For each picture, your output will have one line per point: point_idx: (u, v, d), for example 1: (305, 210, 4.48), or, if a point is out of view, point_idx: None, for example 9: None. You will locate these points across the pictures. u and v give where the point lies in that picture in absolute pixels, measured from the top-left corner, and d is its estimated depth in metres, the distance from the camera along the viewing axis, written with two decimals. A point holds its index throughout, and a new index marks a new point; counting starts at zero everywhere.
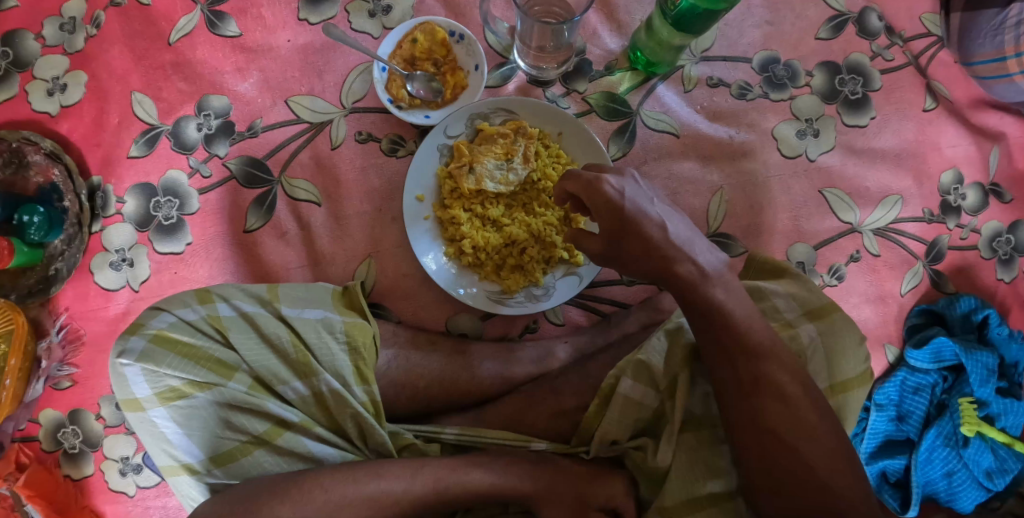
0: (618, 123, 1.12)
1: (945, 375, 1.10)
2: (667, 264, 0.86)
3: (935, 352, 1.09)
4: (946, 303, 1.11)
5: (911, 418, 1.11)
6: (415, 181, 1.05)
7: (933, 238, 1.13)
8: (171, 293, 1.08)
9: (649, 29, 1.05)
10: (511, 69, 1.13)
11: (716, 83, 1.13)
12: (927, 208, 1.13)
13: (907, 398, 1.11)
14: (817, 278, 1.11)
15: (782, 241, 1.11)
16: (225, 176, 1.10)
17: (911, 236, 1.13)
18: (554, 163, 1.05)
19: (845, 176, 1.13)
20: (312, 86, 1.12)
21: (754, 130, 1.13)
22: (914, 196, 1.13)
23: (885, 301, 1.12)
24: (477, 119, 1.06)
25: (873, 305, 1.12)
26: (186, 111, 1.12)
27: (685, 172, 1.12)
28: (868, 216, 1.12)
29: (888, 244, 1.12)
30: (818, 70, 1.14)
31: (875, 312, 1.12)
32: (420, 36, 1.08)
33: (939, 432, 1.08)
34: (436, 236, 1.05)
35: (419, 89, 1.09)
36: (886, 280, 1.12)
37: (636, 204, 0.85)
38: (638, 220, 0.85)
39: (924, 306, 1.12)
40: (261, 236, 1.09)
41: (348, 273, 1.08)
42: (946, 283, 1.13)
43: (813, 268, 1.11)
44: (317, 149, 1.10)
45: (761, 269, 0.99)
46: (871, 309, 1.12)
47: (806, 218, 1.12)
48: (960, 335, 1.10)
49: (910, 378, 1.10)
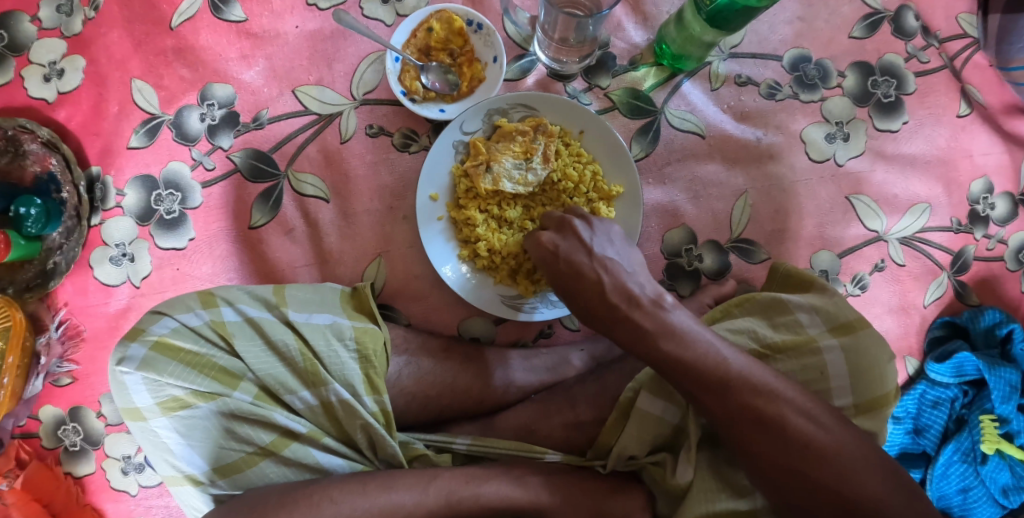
0: (641, 121, 1.07)
1: (965, 389, 1.09)
2: (612, 321, 0.84)
3: (957, 366, 1.07)
4: (970, 316, 1.09)
5: (928, 432, 1.10)
6: (429, 180, 1.00)
7: (959, 248, 1.10)
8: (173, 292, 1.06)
9: (679, 22, 1.00)
10: (531, 62, 1.08)
11: (744, 82, 1.08)
12: (955, 217, 1.10)
13: (926, 411, 1.10)
14: (839, 287, 1.08)
15: (807, 248, 1.08)
16: (229, 169, 1.06)
17: (938, 246, 1.10)
18: (574, 162, 1.01)
19: (873, 183, 1.09)
20: (322, 75, 1.06)
21: (781, 132, 1.08)
22: (943, 204, 1.10)
23: (907, 311, 1.10)
24: (495, 114, 1.01)
25: (894, 316, 1.10)
26: (188, 100, 1.06)
27: (709, 175, 1.07)
28: (895, 224, 1.09)
29: (914, 253, 1.09)
30: (851, 70, 1.09)
31: (896, 322, 1.10)
32: (436, 25, 1.03)
33: (957, 448, 1.07)
34: (450, 237, 1.01)
35: (434, 81, 1.04)
36: (910, 290, 1.09)
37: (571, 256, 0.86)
38: (575, 270, 0.86)
39: (947, 317, 1.10)
40: (267, 233, 1.05)
41: (358, 273, 1.05)
42: (970, 295, 1.11)
43: (836, 277, 1.08)
44: (326, 143, 1.05)
45: (785, 281, 0.97)
46: (893, 319, 1.10)
47: (832, 225, 1.08)
48: (983, 350, 1.09)
49: (930, 392, 1.09)
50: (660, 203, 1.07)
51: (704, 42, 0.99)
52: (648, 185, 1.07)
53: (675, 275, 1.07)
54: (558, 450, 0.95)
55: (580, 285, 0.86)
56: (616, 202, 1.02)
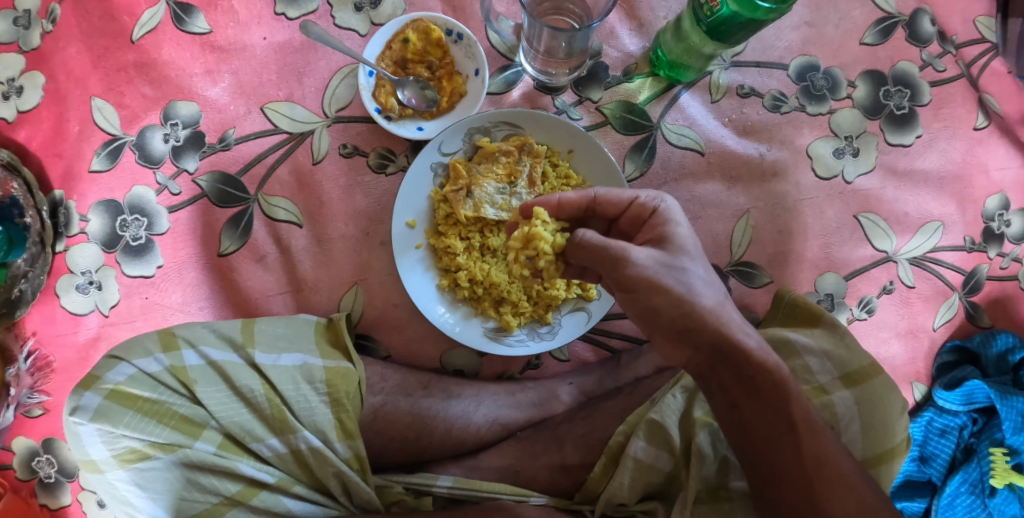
0: (636, 137, 0.99)
1: (975, 417, 1.04)
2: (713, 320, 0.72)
3: (967, 394, 1.02)
4: (981, 341, 1.04)
5: (935, 461, 1.05)
6: (405, 206, 0.93)
7: (971, 268, 1.05)
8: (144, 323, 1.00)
9: (677, 29, 0.92)
10: (516, 74, 1.00)
11: (747, 93, 1.01)
12: (969, 236, 1.04)
13: (932, 440, 1.05)
14: (846, 312, 1.03)
15: (811, 271, 1.03)
16: (196, 194, 0.99)
17: (950, 266, 1.04)
18: (563, 187, 0.94)
19: (884, 200, 1.03)
20: (291, 90, 1.00)
21: (786, 147, 1.02)
22: (957, 222, 1.04)
23: (916, 335, 1.04)
24: (477, 133, 0.94)
25: (902, 340, 1.04)
26: (151, 120, 1.00)
27: (708, 194, 1.01)
28: (905, 243, 1.04)
29: (925, 274, 1.04)
30: (862, 80, 1.02)
31: (903, 347, 1.04)
32: (412, 36, 0.97)
33: (965, 479, 1.03)
34: (429, 266, 0.94)
35: (411, 97, 0.97)
36: (919, 313, 1.04)
37: (671, 216, 0.75)
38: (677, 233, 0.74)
39: (957, 341, 1.05)
40: (237, 260, 1.00)
41: (334, 303, 0.99)
42: (982, 317, 1.06)
43: (842, 301, 1.03)
44: (298, 163, 0.99)
45: (793, 313, 0.92)
46: (900, 344, 1.04)
47: (838, 245, 1.03)
48: (994, 376, 1.05)
49: (937, 420, 1.04)
50: None
51: (703, 53, 0.92)
52: None
53: None
54: (544, 494, 0.91)
55: (671, 255, 0.72)
56: None
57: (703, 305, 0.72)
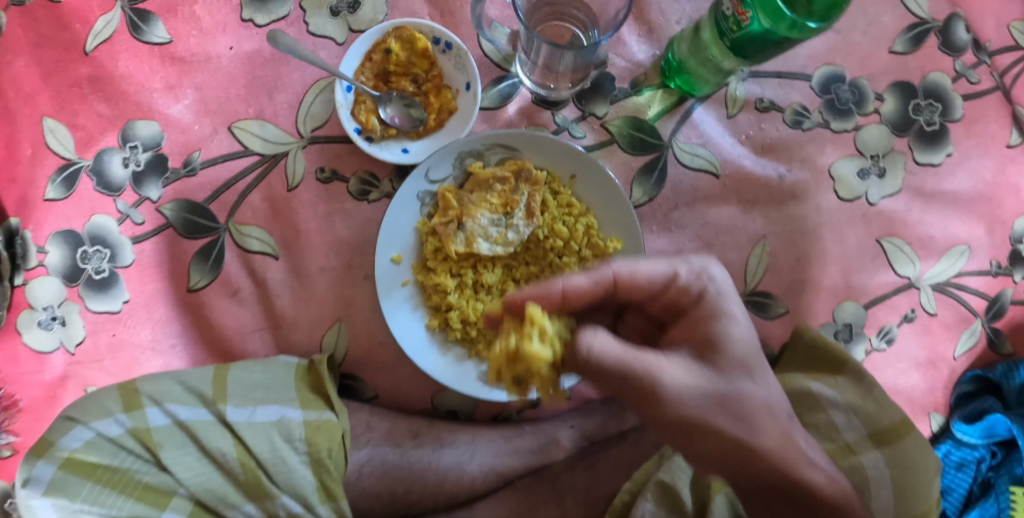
0: (644, 159, 0.90)
1: (994, 450, 1.01)
2: (781, 458, 0.70)
3: (987, 428, 0.99)
4: (1004, 372, 1.00)
5: (952, 494, 1.03)
6: (390, 240, 0.84)
7: (996, 293, 0.99)
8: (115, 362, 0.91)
9: (695, 36, 0.83)
10: (512, 86, 0.91)
11: (766, 106, 0.93)
12: (995, 259, 0.99)
13: (950, 473, 1.02)
14: (864, 342, 0.97)
15: (829, 299, 0.96)
16: (160, 223, 0.90)
17: (974, 291, 0.99)
18: (564, 216, 0.86)
19: (908, 223, 0.97)
20: (261, 107, 0.90)
21: (807, 167, 0.94)
22: (983, 246, 0.98)
23: (935, 365, 1.00)
24: (468, 157, 0.85)
25: (920, 371, 1.00)
26: (109, 143, 0.90)
27: (723, 220, 0.92)
28: (930, 269, 0.97)
29: (947, 300, 0.98)
30: (890, 93, 0.95)
31: (922, 377, 1.00)
32: (394, 46, 0.87)
33: (982, 514, 1.00)
34: (417, 304, 0.86)
35: (394, 116, 0.87)
36: (939, 342, 0.99)
37: (719, 305, 0.74)
38: (722, 325, 0.73)
39: (978, 372, 1.00)
40: (209, 296, 0.91)
41: (315, 341, 0.91)
42: (1004, 344, 1.01)
43: (860, 331, 0.97)
44: (271, 188, 0.90)
45: (811, 356, 0.91)
46: (919, 375, 1.00)
47: (858, 271, 0.96)
48: (1017, 409, 1.00)
49: (955, 453, 1.01)
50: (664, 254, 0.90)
51: (721, 67, 0.82)
52: (650, 233, 0.90)
53: None
54: None
55: (715, 363, 0.71)
56: None
57: (761, 442, 0.70)
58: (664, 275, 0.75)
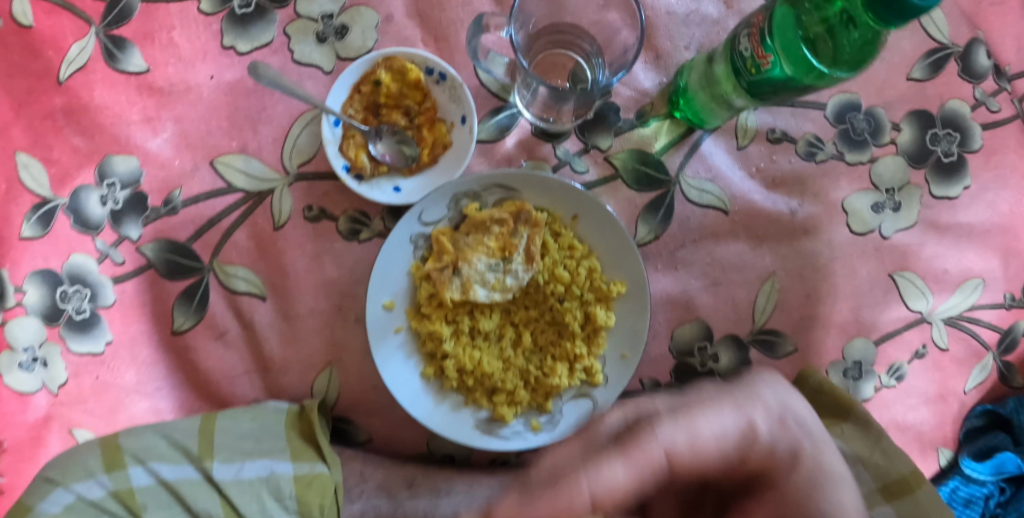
0: (650, 195, 0.86)
1: (1002, 486, 0.98)
2: None
3: (997, 465, 0.96)
4: (1015, 406, 0.97)
5: None
6: (381, 286, 0.80)
7: (1009, 325, 0.96)
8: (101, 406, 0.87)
9: (707, 70, 0.79)
10: (510, 117, 0.85)
11: (778, 137, 0.89)
12: (1009, 292, 0.95)
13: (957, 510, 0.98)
14: (874, 380, 0.93)
15: (838, 336, 0.92)
16: (141, 264, 0.86)
17: (986, 325, 0.95)
18: (565, 259, 0.82)
19: (921, 257, 0.93)
20: (245, 140, 0.85)
21: (820, 201, 0.90)
22: (998, 279, 0.95)
23: (945, 399, 0.96)
24: (464, 198, 0.80)
25: (930, 406, 0.95)
26: (85, 179, 0.86)
27: (731, 257, 0.88)
28: (942, 303, 0.94)
29: (960, 335, 0.95)
30: (907, 122, 0.91)
31: (931, 412, 0.96)
32: (384, 77, 0.81)
33: None
34: (412, 351, 0.82)
35: (385, 153, 0.81)
36: (950, 377, 0.95)
37: (812, 466, 0.64)
38: (822, 496, 0.62)
39: (988, 406, 0.97)
40: (195, 338, 0.87)
41: (306, 385, 0.87)
42: (1015, 376, 0.97)
43: (870, 368, 0.93)
44: (256, 227, 0.85)
45: (815, 402, 0.88)
46: (929, 410, 0.95)
47: (869, 307, 0.93)
48: None
49: (964, 489, 0.97)
50: (670, 293, 0.88)
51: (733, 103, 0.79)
52: (656, 271, 0.88)
53: (687, 379, 0.89)
54: None
55: None
56: (616, 301, 0.82)
57: None
58: (731, 434, 0.64)
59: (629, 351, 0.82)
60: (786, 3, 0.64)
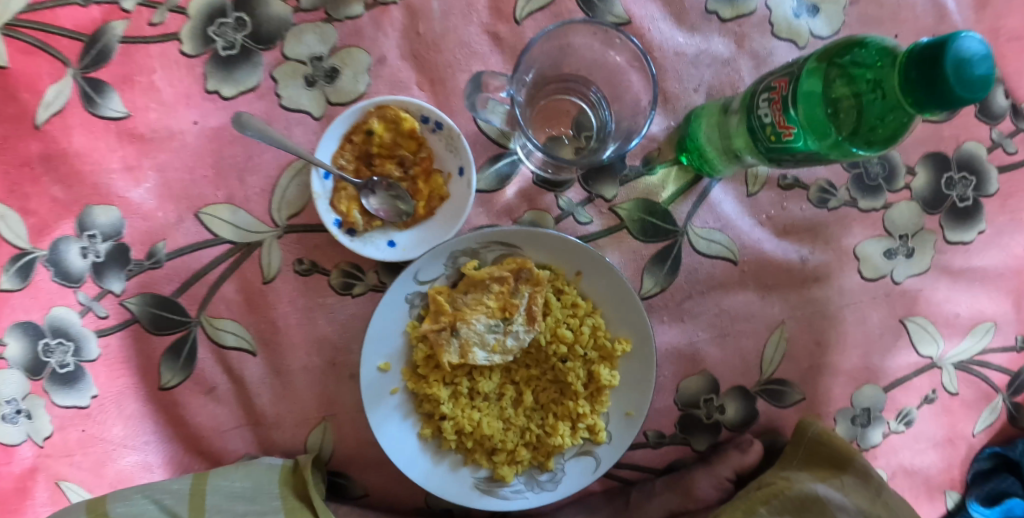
0: (657, 245, 0.84)
1: None
2: None
3: (1006, 511, 0.93)
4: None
5: None
6: (377, 347, 0.76)
7: (1019, 368, 0.93)
8: (88, 464, 0.80)
9: (723, 121, 0.76)
10: (510, 165, 0.82)
11: (790, 183, 0.87)
12: (1021, 335, 0.93)
13: None
14: (882, 426, 0.90)
15: (847, 384, 0.90)
16: (126, 318, 0.83)
17: (996, 368, 0.93)
18: (568, 318, 0.79)
19: (932, 302, 0.90)
20: (231, 190, 0.81)
21: (830, 247, 0.88)
22: (1009, 321, 0.92)
23: (953, 442, 0.92)
24: (462, 256, 0.77)
25: (938, 449, 0.92)
26: (65, 230, 0.81)
27: (739, 306, 0.86)
28: (953, 347, 0.91)
29: (970, 378, 0.92)
30: (922, 165, 0.89)
31: (938, 455, 0.92)
32: (377, 127, 0.76)
33: None
34: (408, 411, 0.79)
35: (379, 207, 0.77)
36: (959, 421, 0.92)
37: None
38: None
39: (996, 448, 0.93)
40: (183, 394, 0.83)
41: (299, 441, 0.84)
42: None
43: (878, 414, 0.90)
44: (245, 279, 0.82)
45: (815, 452, 0.84)
46: (937, 453, 0.92)
47: (879, 353, 0.90)
48: None
49: None
50: (676, 345, 0.86)
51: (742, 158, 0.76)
52: (661, 323, 0.85)
53: (691, 429, 0.87)
54: None
55: None
56: (620, 360, 0.80)
57: None
58: None
59: (634, 409, 0.79)
60: (814, 75, 0.62)
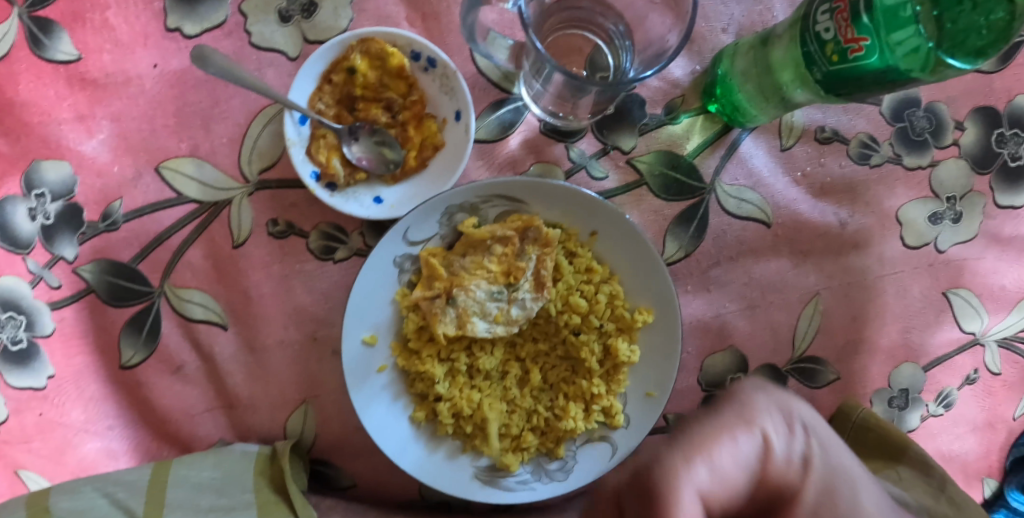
0: (683, 204, 0.75)
1: None
2: None
3: None
4: None
5: None
6: (361, 317, 0.67)
7: None
8: (46, 450, 0.72)
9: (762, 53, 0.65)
10: (513, 112, 0.73)
11: (828, 136, 0.77)
12: None
13: None
14: (921, 408, 0.80)
15: (886, 362, 0.79)
16: (79, 289, 0.73)
17: None
18: (582, 284, 0.70)
19: (978, 273, 0.80)
20: (195, 141, 0.72)
21: (871, 210, 0.78)
22: None
23: (992, 427, 0.82)
24: (458, 212, 0.67)
25: (977, 433, 0.82)
26: (10, 189, 0.72)
27: (769, 275, 0.77)
28: (996, 324, 0.81)
29: (1012, 358, 0.82)
30: (971, 120, 0.79)
31: (977, 441, 0.82)
32: (360, 64, 0.67)
33: None
34: (398, 392, 0.70)
35: (361, 156, 0.68)
36: (1000, 402, 0.82)
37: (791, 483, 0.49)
38: (840, 490, 0.50)
39: None
40: (146, 373, 0.74)
41: (277, 427, 0.74)
42: None
43: (917, 396, 0.80)
44: (213, 243, 0.73)
45: (861, 439, 0.75)
46: (976, 438, 0.82)
47: (919, 329, 0.80)
48: None
49: None
50: (702, 318, 0.76)
51: (789, 99, 0.66)
52: (685, 293, 0.76)
53: None
54: None
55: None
56: (641, 332, 0.70)
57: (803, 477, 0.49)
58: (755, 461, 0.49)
59: (656, 389, 0.69)
60: None
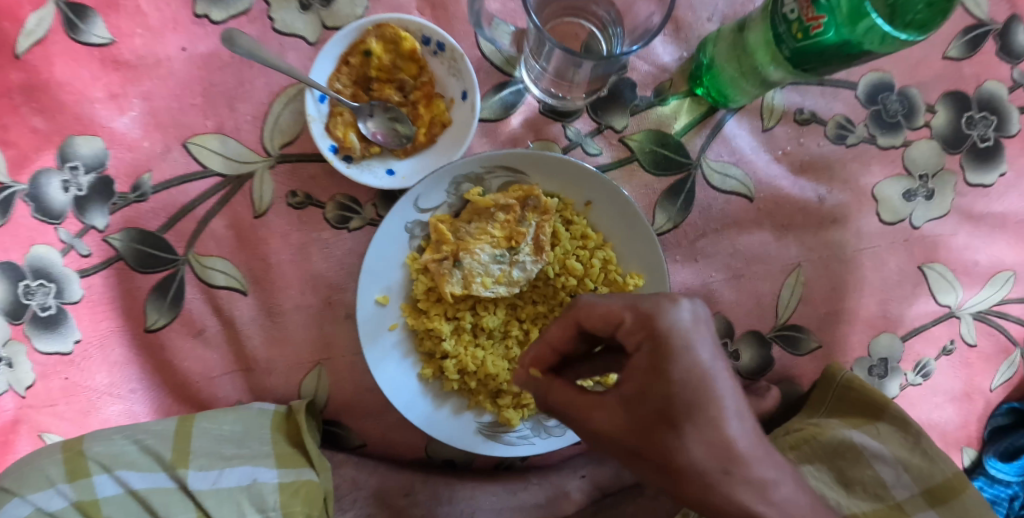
0: (670, 180, 0.81)
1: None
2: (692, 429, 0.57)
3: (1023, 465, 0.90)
4: None
5: None
6: (376, 279, 0.72)
7: None
8: (72, 412, 0.76)
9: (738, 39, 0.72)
10: (515, 94, 0.79)
11: (807, 119, 0.83)
12: None
13: None
14: (900, 377, 0.86)
15: (864, 330, 0.85)
16: (108, 257, 0.78)
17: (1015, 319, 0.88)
18: (577, 250, 0.75)
19: (952, 248, 0.86)
20: (221, 119, 0.78)
21: (848, 188, 0.85)
22: None
23: (970, 397, 0.88)
24: (465, 182, 0.73)
25: (956, 403, 0.88)
26: (45, 162, 0.76)
27: (754, 247, 0.83)
28: (970, 297, 0.87)
29: (987, 329, 0.87)
30: (943, 104, 0.85)
31: (957, 410, 0.88)
32: (375, 47, 0.73)
33: None
34: (408, 350, 0.75)
35: (376, 131, 0.74)
36: (976, 374, 0.88)
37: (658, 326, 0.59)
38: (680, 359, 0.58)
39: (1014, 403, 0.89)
40: (169, 337, 0.78)
41: (293, 387, 0.79)
42: None
43: (896, 365, 0.86)
44: (236, 214, 0.78)
45: (842, 399, 0.80)
46: (954, 408, 0.88)
47: (896, 302, 0.86)
48: None
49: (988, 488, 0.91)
50: (690, 286, 0.82)
51: (765, 77, 0.72)
52: (674, 263, 0.82)
53: None
54: None
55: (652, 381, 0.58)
56: None
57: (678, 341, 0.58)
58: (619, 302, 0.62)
59: None
60: None
